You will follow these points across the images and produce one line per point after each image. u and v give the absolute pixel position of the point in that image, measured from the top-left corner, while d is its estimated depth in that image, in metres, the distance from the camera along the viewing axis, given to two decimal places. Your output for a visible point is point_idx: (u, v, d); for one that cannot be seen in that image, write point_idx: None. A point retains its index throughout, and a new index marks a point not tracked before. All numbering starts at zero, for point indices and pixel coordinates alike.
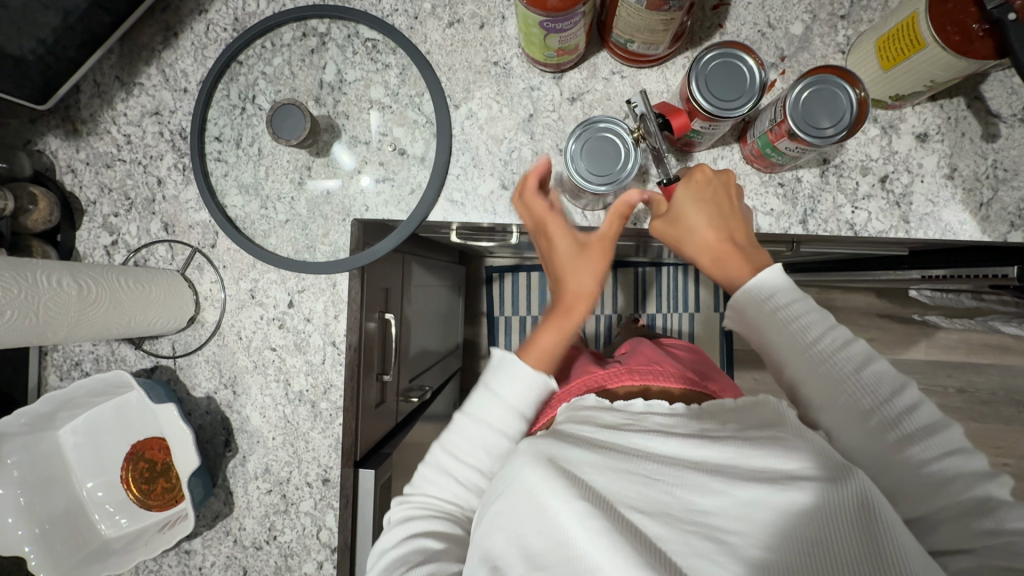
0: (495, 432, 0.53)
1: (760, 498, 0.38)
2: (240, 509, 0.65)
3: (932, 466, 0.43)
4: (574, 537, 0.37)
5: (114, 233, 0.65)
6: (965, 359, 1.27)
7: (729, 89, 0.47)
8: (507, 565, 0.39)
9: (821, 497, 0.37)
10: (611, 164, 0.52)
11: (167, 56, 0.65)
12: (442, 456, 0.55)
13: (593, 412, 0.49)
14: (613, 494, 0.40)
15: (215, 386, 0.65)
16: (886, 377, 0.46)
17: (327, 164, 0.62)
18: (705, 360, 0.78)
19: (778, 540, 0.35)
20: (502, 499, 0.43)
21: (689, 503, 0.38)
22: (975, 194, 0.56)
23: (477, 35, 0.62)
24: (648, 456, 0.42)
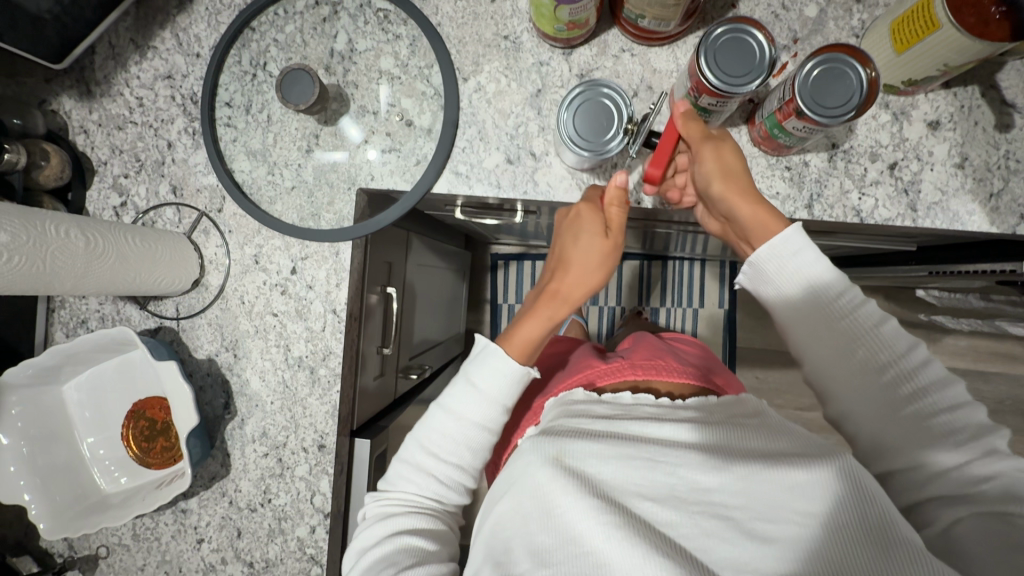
0: (474, 428, 0.54)
1: (759, 472, 0.38)
2: (237, 471, 0.66)
3: (937, 417, 0.44)
4: (583, 533, 0.37)
5: (123, 194, 0.66)
6: (971, 365, 1.26)
7: (738, 65, 0.47)
8: (514, 560, 0.39)
9: (823, 475, 0.37)
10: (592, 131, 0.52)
11: (182, 21, 0.65)
12: (417, 453, 0.55)
13: (585, 405, 0.49)
14: (616, 480, 0.40)
15: (217, 348, 0.66)
16: (896, 336, 0.46)
17: (335, 134, 0.62)
18: (711, 356, 0.76)
19: (780, 512, 0.37)
20: (505, 496, 0.43)
21: (693, 483, 0.39)
22: (985, 184, 0.56)
23: (488, 8, 0.62)
24: (644, 440, 0.42)
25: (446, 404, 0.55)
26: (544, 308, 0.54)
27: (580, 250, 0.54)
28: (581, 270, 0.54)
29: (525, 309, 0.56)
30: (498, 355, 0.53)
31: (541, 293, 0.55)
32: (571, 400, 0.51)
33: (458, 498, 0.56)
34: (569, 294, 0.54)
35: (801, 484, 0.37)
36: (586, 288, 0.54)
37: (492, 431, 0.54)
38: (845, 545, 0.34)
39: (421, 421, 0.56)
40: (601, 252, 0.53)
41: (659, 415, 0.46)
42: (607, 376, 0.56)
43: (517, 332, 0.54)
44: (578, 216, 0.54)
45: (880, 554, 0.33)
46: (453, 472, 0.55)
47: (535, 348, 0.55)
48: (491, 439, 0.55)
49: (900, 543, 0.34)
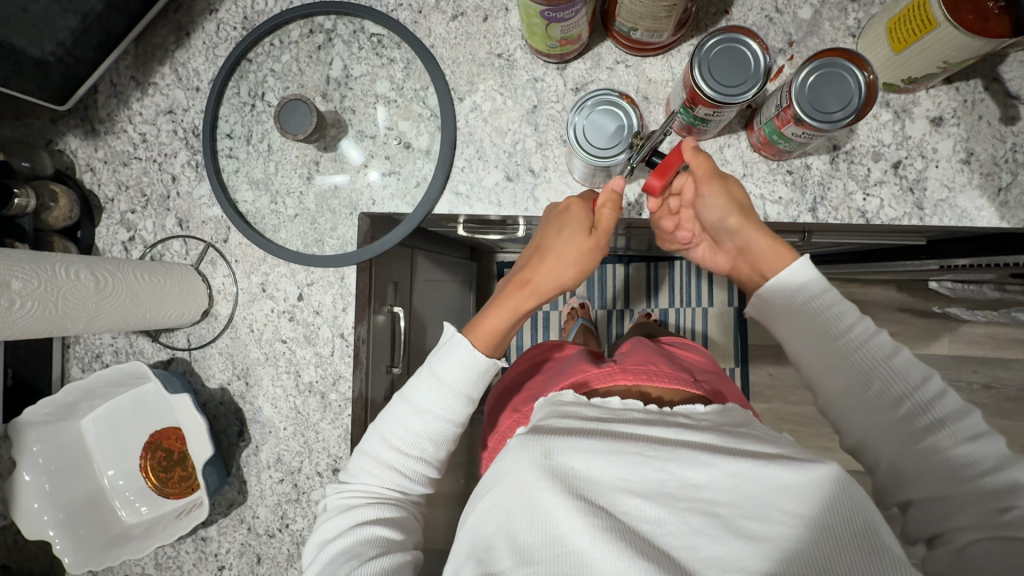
0: (436, 421, 0.54)
1: (750, 470, 0.38)
2: (254, 498, 0.66)
3: (955, 449, 0.44)
4: (567, 534, 0.37)
5: (131, 229, 0.67)
6: (990, 353, 1.23)
7: (733, 75, 0.47)
8: (497, 558, 0.39)
9: (812, 477, 0.37)
10: (599, 132, 0.52)
11: (180, 56, 0.66)
12: (379, 446, 0.55)
13: (575, 406, 0.48)
14: (604, 478, 0.40)
15: (229, 377, 0.67)
16: (911, 366, 0.46)
17: (335, 159, 0.63)
18: (713, 365, 0.75)
19: (767, 511, 0.36)
20: (491, 493, 0.42)
21: (681, 478, 0.38)
22: (993, 179, 0.55)
23: (481, 27, 0.62)
24: (636, 436, 0.41)
25: (409, 398, 0.54)
26: (512, 296, 0.55)
27: (560, 243, 0.54)
28: (555, 262, 0.54)
29: (493, 297, 0.56)
30: (464, 346, 0.53)
31: (511, 281, 0.56)
32: (559, 401, 0.50)
33: (422, 489, 0.56)
34: (538, 284, 0.55)
35: (788, 485, 0.37)
36: (556, 282, 0.55)
37: (455, 424, 0.54)
38: (833, 546, 0.34)
39: (382, 414, 0.56)
40: (580, 250, 0.53)
41: (649, 417, 0.45)
42: (602, 376, 0.56)
43: (483, 319, 0.55)
44: (568, 208, 0.55)
45: (866, 562, 0.34)
46: (416, 465, 0.55)
47: (499, 338, 0.55)
48: (454, 430, 0.55)
49: (883, 551, 0.34)
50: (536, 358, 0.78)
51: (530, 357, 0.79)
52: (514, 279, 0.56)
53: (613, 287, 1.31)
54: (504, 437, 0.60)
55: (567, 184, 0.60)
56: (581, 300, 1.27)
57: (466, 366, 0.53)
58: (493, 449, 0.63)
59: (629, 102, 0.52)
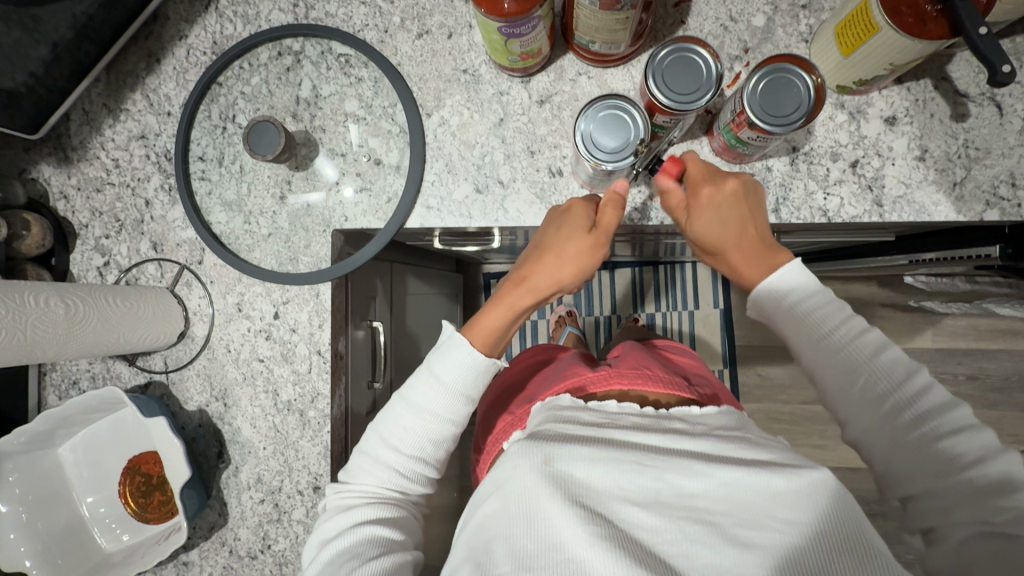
0: (435, 418, 0.54)
1: (746, 479, 0.38)
2: (235, 520, 0.66)
3: (938, 440, 0.44)
4: (565, 541, 0.37)
5: (106, 254, 0.68)
6: (972, 344, 1.25)
7: (685, 83, 0.48)
8: (492, 558, 0.39)
9: (809, 485, 0.37)
10: (608, 134, 0.52)
11: (151, 82, 0.67)
12: (378, 446, 0.55)
13: (573, 411, 0.48)
14: (603, 485, 0.40)
15: (207, 399, 0.66)
16: (894, 364, 0.47)
17: (308, 177, 0.64)
18: (701, 366, 0.76)
19: (754, 518, 0.37)
20: (491, 499, 0.42)
21: (677, 487, 0.39)
22: (947, 174, 0.56)
23: (446, 44, 0.63)
24: (635, 444, 0.42)
25: (407, 399, 0.55)
26: (509, 294, 0.55)
27: (559, 240, 0.54)
28: (554, 259, 0.54)
29: (493, 295, 0.57)
30: (456, 346, 0.54)
31: (510, 277, 0.57)
32: (556, 404, 0.50)
33: (421, 489, 0.56)
34: (535, 282, 0.55)
35: (780, 493, 0.37)
36: (554, 280, 0.55)
37: (456, 422, 0.55)
38: (822, 551, 0.35)
39: (381, 413, 0.56)
40: (578, 249, 0.54)
41: (646, 425, 0.45)
42: (598, 381, 0.56)
43: (479, 314, 0.56)
44: (570, 209, 0.56)
45: (853, 563, 0.34)
46: (414, 464, 0.55)
47: (498, 338, 0.56)
48: (453, 430, 0.55)
49: (870, 555, 0.35)
50: (530, 362, 0.78)
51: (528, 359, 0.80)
52: (513, 274, 0.57)
53: (599, 294, 1.31)
54: (498, 441, 0.59)
55: (536, 195, 0.61)
56: (568, 308, 1.29)
57: (448, 371, 0.53)
58: (487, 453, 0.62)
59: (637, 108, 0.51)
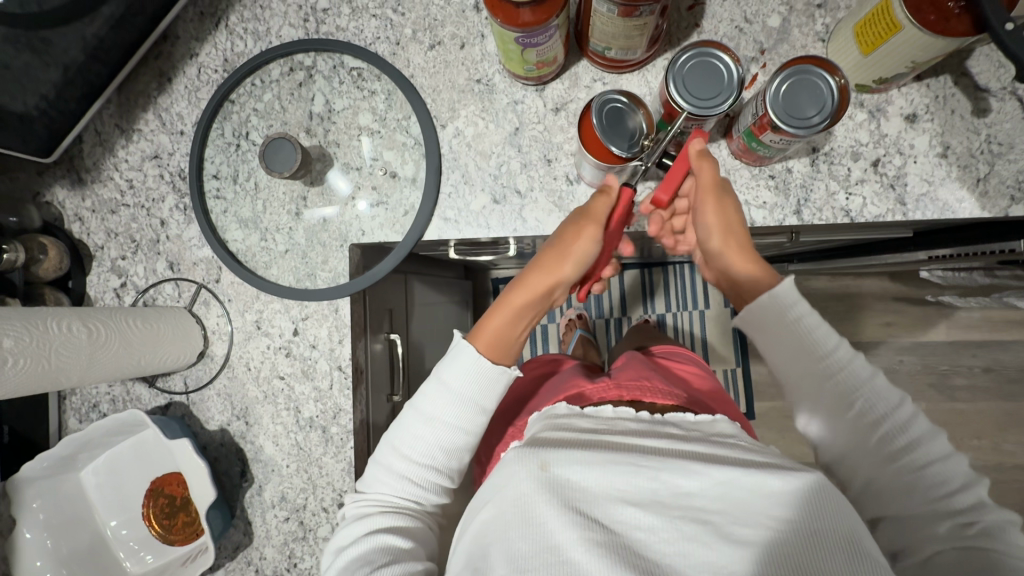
0: (446, 428, 0.53)
1: (738, 478, 0.38)
2: (260, 539, 0.65)
3: (924, 470, 0.46)
4: (561, 543, 0.37)
5: (122, 275, 0.67)
6: (987, 336, 1.25)
7: (707, 87, 0.47)
8: (491, 564, 0.39)
9: (801, 482, 0.37)
10: (618, 123, 0.49)
11: (163, 101, 0.67)
12: (390, 455, 0.55)
13: (569, 418, 0.48)
14: (599, 488, 0.39)
15: (228, 418, 0.66)
16: (890, 391, 0.48)
17: (323, 192, 0.63)
18: (703, 373, 0.75)
19: (749, 516, 0.36)
20: (487, 504, 0.42)
21: (673, 486, 0.38)
22: (971, 170, 0.55)
23: (458, 55, 0.62)
24: (630, 448, 0.42)
25: (420, 408, 0.54)
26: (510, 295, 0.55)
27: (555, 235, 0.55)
28: (551, 252, 0.54)
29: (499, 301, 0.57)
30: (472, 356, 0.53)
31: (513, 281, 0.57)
32: (553, 414, 0.50)
33: (436, 498, 0.56)
34: (534, 278, 0.55)
35: (775, 490, 0.37)
36: (551, 275, 0.54)
37: (468, 433, 0.54)
38: (818, 547, 0.34)
39: (394, 423, 0.56)
40: (571, 235, 0.53)
41: (644, 430, 0.45)
42: (596, 392, 0.56)
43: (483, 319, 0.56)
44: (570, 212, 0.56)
45: (848, 560, 0.34)
46: (426, 473, 0.54)
47: (500, 340, 0.55)
48: (466, 440, 0.54)
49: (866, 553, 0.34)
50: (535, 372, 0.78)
51: (532, 369, 0.80)
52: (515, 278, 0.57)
53: (609, 297, 1.31)
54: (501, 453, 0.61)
55: (554, 203, 0.61)
56: (579, 311, 1.28)
57: (469, 379, 0.53)
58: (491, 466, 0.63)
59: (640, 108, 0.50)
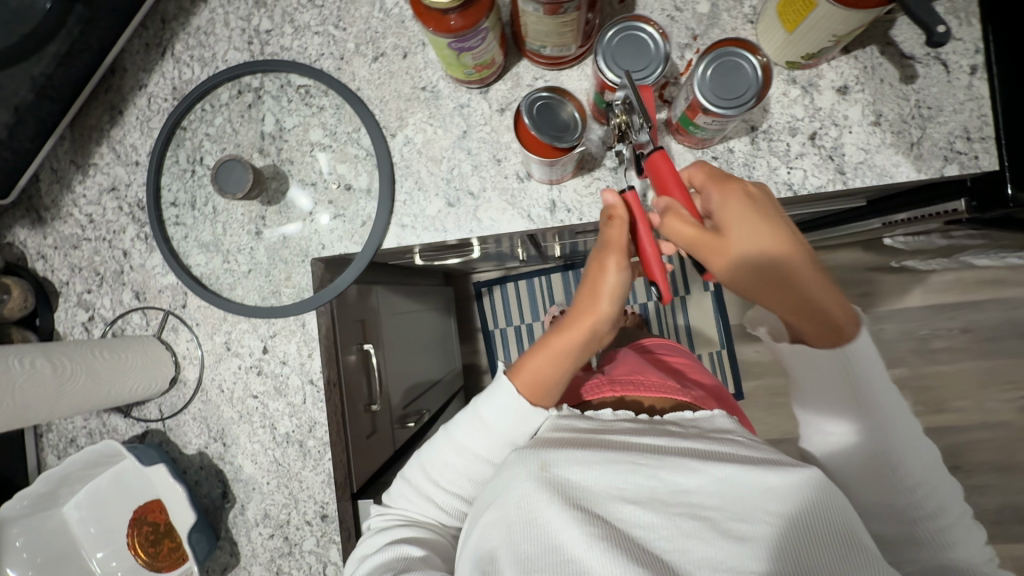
0: (475, 458, 0.55)
1: (738, 474, 0.39)
2: (247, 558, 0.66)
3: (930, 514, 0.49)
4: (563, 542, 0.38)
5: (89, 308, 0.68)
6: (961, 296, 1.27)
7: (635, 62, 0.49)
8: (498, 567, 0.39)
9: (803, 474, 0.38)
10: (554, 114, 0.50)
11: (116, 133, 0.67)
12: (419, 475, 0.58)
13: (570, 422, 0.50)
14: (599, 487, 0.41)
15: (206, 441, 0.66)
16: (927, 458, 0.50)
17: (281, 211, 0.64)
18: (694, 363, 0.77)
19: (749, 512, 0.37)
20: (491, 508, 0.43)
21: (672, 484, 0.39)
22: (904, 135, 0.57)
23: (402, 64, 0.64)
24: (630, 448, 0.43)
25: (453, 433, 0.56)
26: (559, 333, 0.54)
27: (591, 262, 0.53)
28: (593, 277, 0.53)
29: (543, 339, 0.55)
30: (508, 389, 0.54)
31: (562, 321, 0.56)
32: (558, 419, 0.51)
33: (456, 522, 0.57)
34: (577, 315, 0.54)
35: (775, 487, 0.38)
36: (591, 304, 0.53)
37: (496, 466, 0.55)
38: (813, 542, 0.35)
39: (427, 447, 0.58)
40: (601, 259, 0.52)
41: (644, 429, 0.46)
42: (592, 390, 0.58)
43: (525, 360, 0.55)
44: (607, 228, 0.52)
45: (842, 555, 0.35)
46: (451, 498, 0.56)
47: (546, 386, 0.54)
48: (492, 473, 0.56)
49: (859, 551, 0.35)
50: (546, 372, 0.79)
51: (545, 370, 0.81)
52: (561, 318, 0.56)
53: None
54: None
55: (508, 201, 0.62)
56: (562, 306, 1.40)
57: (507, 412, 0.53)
58: None
59: (570, 100, 0.50)
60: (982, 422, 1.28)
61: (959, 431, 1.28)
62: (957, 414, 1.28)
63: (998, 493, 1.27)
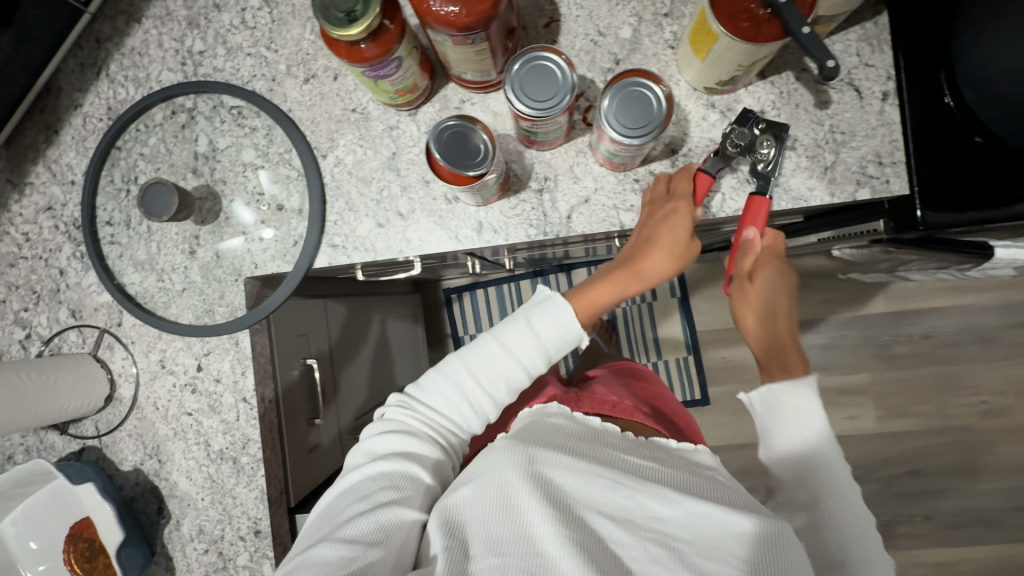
0: (513, 365, 0.55)
1: (714, 514, 0.41)
2: (182, 572, 0.67)
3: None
4: (536, 535, 0.40)
5: (26, 326, 0.68)
6: (920, 304, 1.29)
7: (543, 91, 0.50)
8: (467, 541, 0.42)
9: (773, 526, 0.40)
10: (464, 141, 0.51)
11: (52, 153, 0.68)
12: (460, 377, 0.56)
13: (560, 418, 0.51)
14: (580, 495, 0.43)
15: (141, 458, 0.67)
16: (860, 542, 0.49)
17: (214, 230, 0.65)
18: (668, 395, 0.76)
19: (715, 549, 0.39)
20: (472, 484, 0.45)
21: (650, 510, 0.42)
22: (818, 160, 0.58)
23: (333, 86, 0.64)
24: (618, 465, 0.45)
25: (498, 340, 0.56)
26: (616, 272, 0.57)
27: (666, 228, 0.55)
28: (659, 254, 0.56)
29: (602, 272, 0.58)
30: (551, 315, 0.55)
31: (618, 264, 0.58)
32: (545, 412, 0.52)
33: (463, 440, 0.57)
34: (645, 272, 0.57)
35: (745, 534, 0.40)
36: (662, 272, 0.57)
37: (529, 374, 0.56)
38: None
39: (473, 349, 0.57)
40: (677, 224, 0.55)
41: (629, 446, 0.49)
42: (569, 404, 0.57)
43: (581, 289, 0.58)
44: (675, 208, 0.55)
45: None
46: (484, 402, 0.56)
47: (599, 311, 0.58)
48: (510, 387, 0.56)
49: None
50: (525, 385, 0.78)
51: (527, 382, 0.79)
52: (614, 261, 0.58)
53: None
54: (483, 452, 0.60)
55: (435, 222, 0.63)
56: None
57: (502, 366, 0.56)
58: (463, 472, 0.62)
59: (479, 127, 0.51)
60: (943, 427, 1.29)
61: (917, 437, 1.30)
62: (918, 419, 1.30)
63: (956, 497, 1.29)
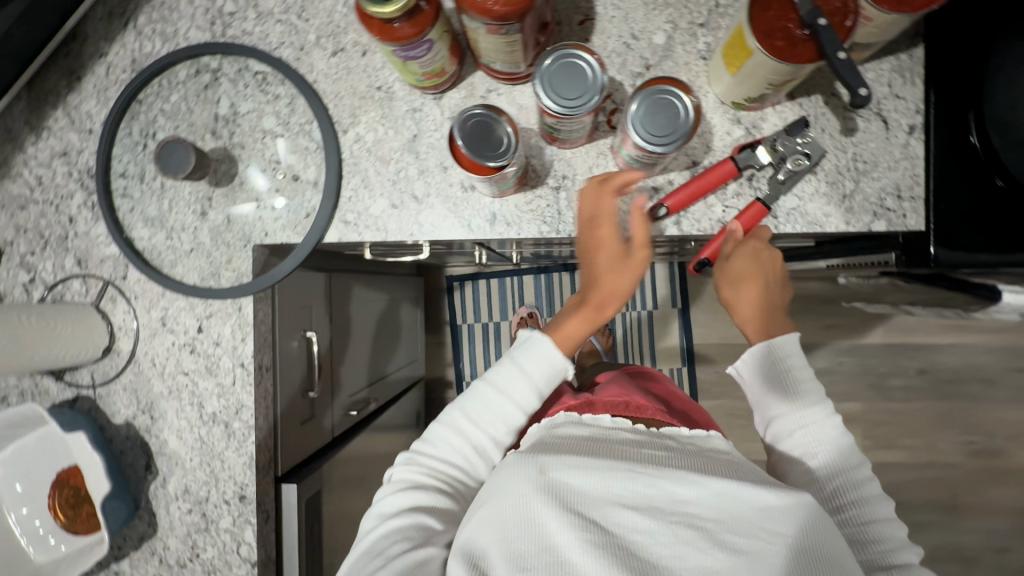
0: (525, 391, 0.54)
1: (734, 490, 0.40)
2: (164, 529, 0.67)
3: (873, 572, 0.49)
4: (559, 544, 0.39)
5: (31, 270, 0.68)
6: (920, 339, 1.29)
7: (571, 89, 0.49)
8: (489, 565, 0.40)
9: (789, 499, 0.40)
10: (487, 131, 0.50)
11: (72, 100, 0.67)
12: (471, 409, 0.55)
13: (567, 427, 0.48)
14: (597, 493, 0.42)
15: (134, 412, 0.68)
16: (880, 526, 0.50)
17: (228, 194, 0.65)
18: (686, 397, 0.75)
19: (744, 525, 0.39)
20: (487, 503, 0.44)
21: (671, 496, 0.41)
22: (837, 186, 0.58)
23: (360, 61, 0.64)
24: (629, 456, 0.44)
25: (509, 365, 0.55)
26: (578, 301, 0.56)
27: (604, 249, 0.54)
28: (619, 273, 0.54)
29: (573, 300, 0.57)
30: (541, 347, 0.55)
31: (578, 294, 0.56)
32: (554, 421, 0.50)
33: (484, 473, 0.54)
34: (608, 301, 0.54)
35: (768, 508, 0.39)
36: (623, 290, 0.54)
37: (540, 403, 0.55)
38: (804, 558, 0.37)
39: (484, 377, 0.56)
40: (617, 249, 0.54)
41: (639, 439, 0.47)
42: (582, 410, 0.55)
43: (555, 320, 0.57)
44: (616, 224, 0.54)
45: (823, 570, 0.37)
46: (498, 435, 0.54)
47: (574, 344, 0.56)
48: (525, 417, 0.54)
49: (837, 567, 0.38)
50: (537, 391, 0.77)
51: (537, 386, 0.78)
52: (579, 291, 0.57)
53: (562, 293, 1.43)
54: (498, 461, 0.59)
55: (449, 209, 0.62)
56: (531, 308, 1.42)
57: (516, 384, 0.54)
58: None
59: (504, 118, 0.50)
60: (929, 463, 1.30)
61: (902, 470, 1.31)
62: (905, 452, 1.31)
63: (933, 532, 1.30)
